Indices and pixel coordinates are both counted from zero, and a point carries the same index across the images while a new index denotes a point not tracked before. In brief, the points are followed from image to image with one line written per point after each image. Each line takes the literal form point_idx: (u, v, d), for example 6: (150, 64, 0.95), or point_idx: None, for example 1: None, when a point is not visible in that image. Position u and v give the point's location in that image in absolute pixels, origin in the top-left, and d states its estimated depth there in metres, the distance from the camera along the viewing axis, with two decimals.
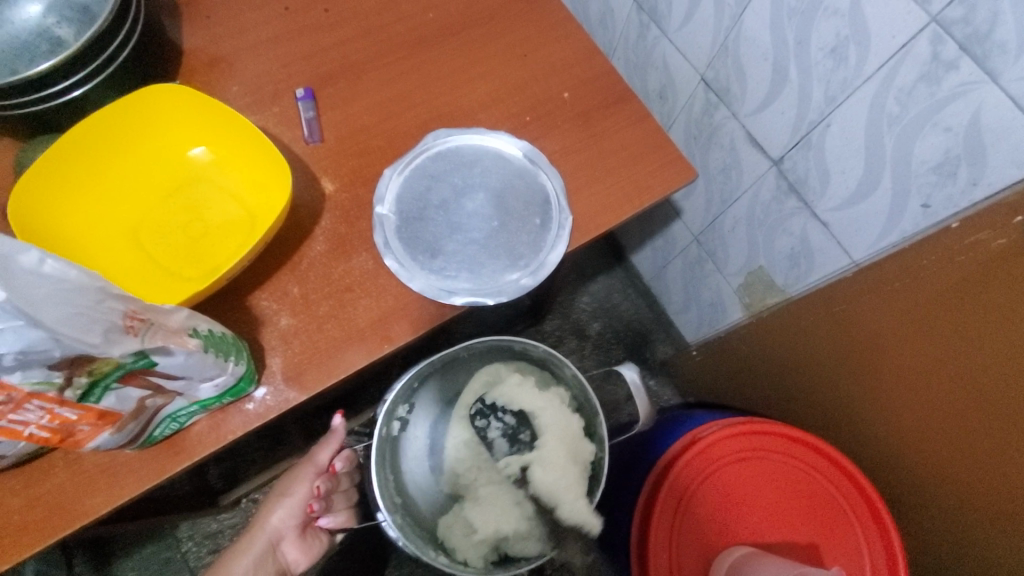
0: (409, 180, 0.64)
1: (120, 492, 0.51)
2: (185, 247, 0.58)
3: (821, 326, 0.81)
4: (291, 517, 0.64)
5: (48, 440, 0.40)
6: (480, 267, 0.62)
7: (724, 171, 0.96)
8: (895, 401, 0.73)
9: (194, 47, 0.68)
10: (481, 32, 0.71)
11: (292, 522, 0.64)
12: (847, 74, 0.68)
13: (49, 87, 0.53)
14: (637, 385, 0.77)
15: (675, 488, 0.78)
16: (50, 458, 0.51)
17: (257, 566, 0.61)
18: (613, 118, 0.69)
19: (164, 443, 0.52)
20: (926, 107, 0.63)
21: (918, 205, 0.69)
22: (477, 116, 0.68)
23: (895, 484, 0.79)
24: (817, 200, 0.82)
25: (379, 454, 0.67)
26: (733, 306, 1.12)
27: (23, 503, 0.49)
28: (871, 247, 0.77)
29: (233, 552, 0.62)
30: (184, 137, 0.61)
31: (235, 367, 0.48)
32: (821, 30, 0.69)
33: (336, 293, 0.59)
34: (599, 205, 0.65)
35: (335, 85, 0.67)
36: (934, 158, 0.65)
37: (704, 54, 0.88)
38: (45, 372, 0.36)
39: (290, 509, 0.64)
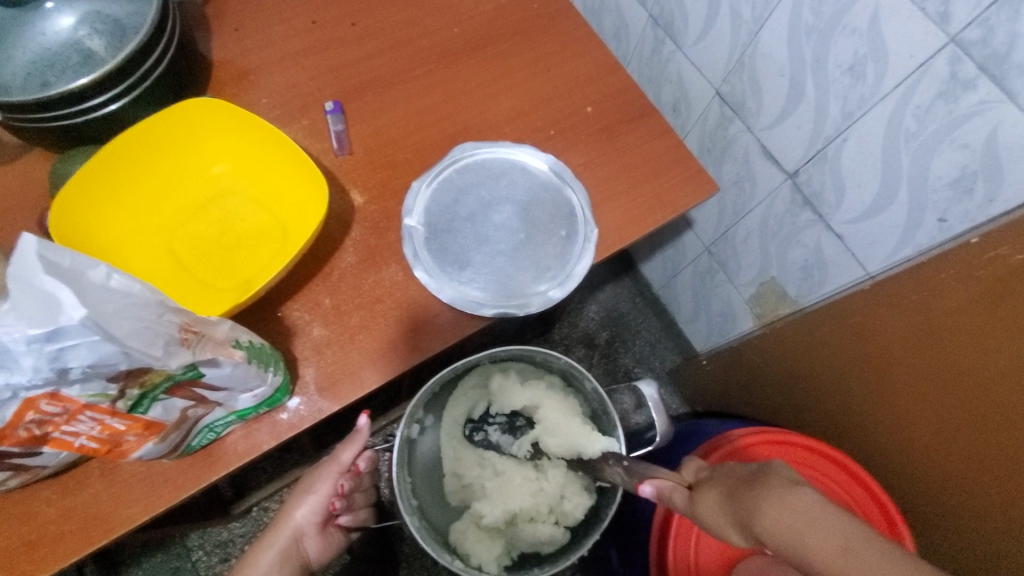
0: (437, 192, 0.65)
1: (156, 502, 0.51)
2: (218, 256, 0.59)
3: (838, 336, 0.81)
4: (315, 514, 0.61)
5: (97, 450, 0.41)
6: (508, 279, 0.62)
7: (737, 183, 0.98)
8: (911, 411, 0.74)
9: (223, 60, 0.69)
10: (505, 46, 0.73)
11: (315, 519, 0.61)
12: (864, 91, 0.70)
13: (86, 100, 0.53)
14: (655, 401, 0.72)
15: None
16: (86, 468, 0.51)
17: (280, 562, 0.59)
18: (636, 133, 0.70)
19: (199, 453, 0.53)
20: (944, 124, 0.64)
21: (934, 219, 0.70)
22: (503, 129, 0.69)
23: (911, 493, 0.80)
24: (832, 213, 0.83)
25: (399, 457, 0.64)
26: (744, 316, 1.13)
27: (59, 513, 0.50)
28: (886, 260, 0.79)
29: (253, 548, 0.59)
30: (217, 149, 0.62)
31: (273, 377, 0.49)
32: (839, 47, 0.70)
33: (367, 304, 0.60)
34: (624, 218, 0.66)
35: (363, 98, 0.68)
36: (951, 175, 0.66)
37: (719, 69, 0.89)
38: (102, 385, 0.36)
39: (313, 505, 0.61)
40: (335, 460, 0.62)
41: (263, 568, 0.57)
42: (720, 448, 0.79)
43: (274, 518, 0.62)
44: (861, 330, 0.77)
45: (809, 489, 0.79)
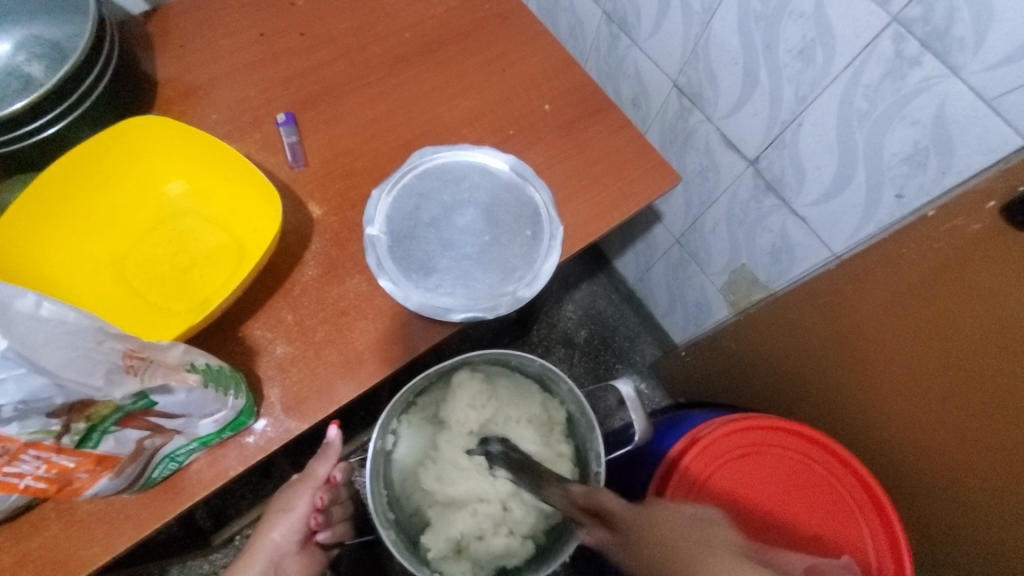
0: (398, 199, 0.64)
1: (118, 540, 0.48)
2: (172, 280, 0.57)
3: (808, 317, 0.82)
4: (293, 533, 0.61)
5: (45, 491, 0.39)
6: (475, 282, 0.62)
7: (701, 173, 0.98)
8: (884, 385, 0.75)
9: (168, 77, 0.67)
10: (458, 49, 0.72)
11: (295, 537, 0.61)
12: (816, 74, 0.71)
13: (22, 125, 0.51)
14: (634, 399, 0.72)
15: (680, 491, 0.78)
16: (41, 510, 0.48)
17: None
18: (596, 128, 0.70)
19: (163, 485, 0.51)
20: (893, 103, 0.65)
21: (892, 195, 0.72)
22: (461, 131, 0.68)
23: (890, 467, 0.81)
24: (794, 196, 0.84)
25: (374, 468, 0.62)
26: (718, 304, 1.14)
27: (14, 561, 0.47)
28: (849, 239, 0.80)
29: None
30: (166, 168, 0.60)
31: (235, 400, 0.47)
32: (788, 33, 0.71)
33: (332, 318, 0.58)
34: (589, 214, 0.66)
35: (316, 108, 0.67)
36: (904, 151, 0.67)
37: (675, 61, 0.90)
38: (43, 421, 0.34)
39: (291, 524, 0.61)
40: (309, 476, 0.62)
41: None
42: (700, 438, 0.80)
43: (248, 544, 0.60)
44: (831, 311, 0.78)
45: (792, 473, 0.79)
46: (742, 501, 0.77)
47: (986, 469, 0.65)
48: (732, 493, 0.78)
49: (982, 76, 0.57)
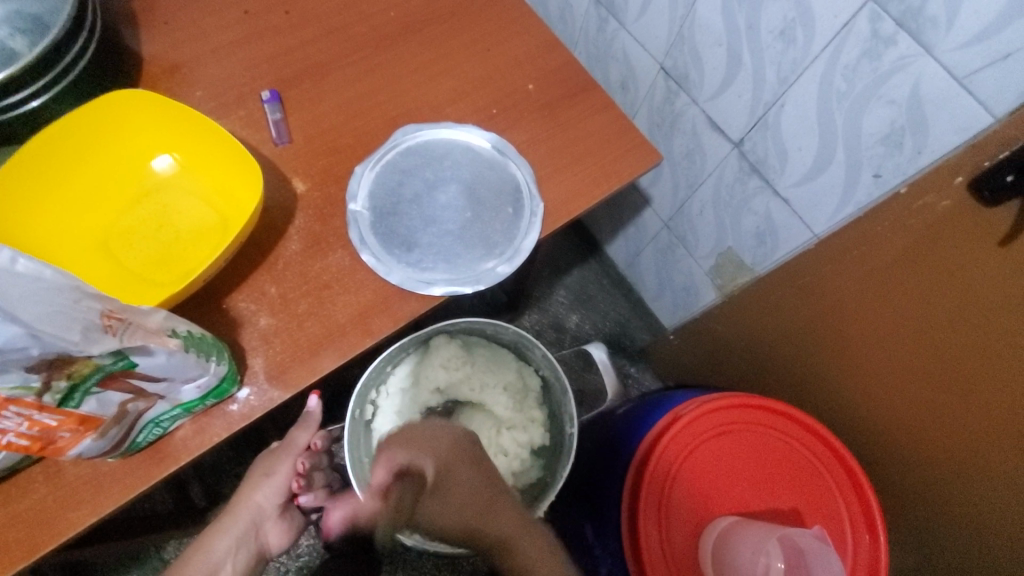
0: (381, 176, 0.65)
1: (104, 502, 0.50)
2: (157, 252, 0.58)
3: (788, 298, 0.84)
4: (275, 496, 0.64)
5: (28, 449, 0.40)
6: (455, 257, 0.63)
7: (688, 156, 0.99)
8: (860, 363, 0.76)
9: (153, 54, 0.68)
10: (443, 28, 0.73)
11: (277, 500, 0.64)
12: (796, 54, 0.72)
13: (5, 97, 0.52)
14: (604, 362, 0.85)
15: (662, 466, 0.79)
16: (28, 473, 0.50)
17: (238, 545, 0.61)
18: (578, 107, 0.70)
19: (148, 450, 0.52)
20: (871, 82, 0.66)
21: (870, 175, 0.72)
22: (445, 110, 0.69)
23: (866, 443, 0.83)
24: (777, 177, 0.85)
25: (354, 435, 0.64)
26: (706, 288, 1.15)
27: (2, 521, 0.48)
28: (830, 220, 0.81)
29: (207, 534, 0.60)
30: (151, 144, 0.61)
31: (217, 367, 0.48)
32: (769, 13, 0.72)
33: (314, 291, 0.59)
34: (569, 191, 0.66)
35: (301, 86, 0.68)
36: (881, 130, 0.68)
37: (661, 44, 0.91)
38: (21, 376, 0.36)
39: (273, 488, 0.64)
40: (291, 444, 0.66)
41: (221, 550, 0.59)
42: (682, 415, 0.81)
43: (230, 504, 0.63)
44: (810, 289, 0.79)
45: (771, 449, 0.80)
46: (721, 478, 0.79)
47: (958, 442, 0.67)
48: (711, 470, 0.79)
49: (955, 54, 0.57)
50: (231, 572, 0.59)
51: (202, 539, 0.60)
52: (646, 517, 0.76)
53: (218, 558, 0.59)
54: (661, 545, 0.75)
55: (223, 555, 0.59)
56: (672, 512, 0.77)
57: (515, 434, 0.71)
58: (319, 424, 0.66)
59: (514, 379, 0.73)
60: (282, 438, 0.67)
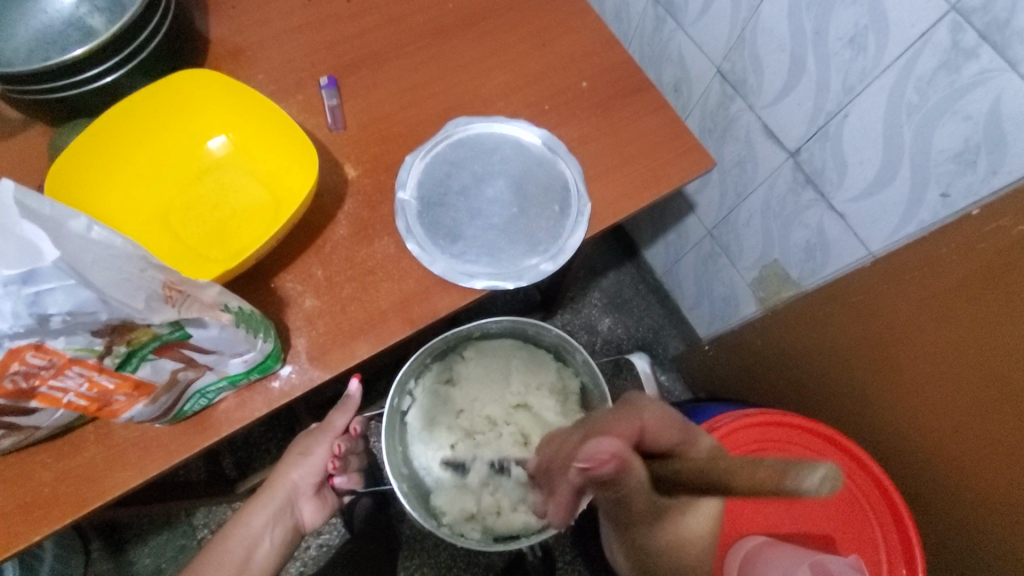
0: (430, 166, 0.65)
1: (151, 465, 0.52)
2: (212, 228, 0.60)
3: (837, 316, 0.81)
4: (311, 476, 0.66)
5: (86, 408, 0.42)
6: (499, 252, 0.62)
7: (739, 164, 0.96)
8: (911, 389, 0.73)
9: (220, 36, 0.69)
10: (501, 21, 0.72)
11: (312, 480, 0.66)
12: (865, 63, 0.69)
13: (83, 71, 0.54)
14: (647, 373, 0.74)
15: None
16: (81, 432, 0.52)
17: (275, 520, 0.63)
18: (631, 107, 0.69)
19: (193, 419, 0.54)
20: (946, 96, 0.63)
21: (937, 195, 0.69)
22: (497, 104, 0.69)
23: (913, 477, 0.79)
24: (834, 191, 0.82)
25: (389, 425, 0.66)
26: (747, 301, 1.12)
27: (53, 476, 0.51)
28: (888, 238, 0.77)
29: (244, 509, 0.62)
30: (212, 123, 0.63)
31: (263, 344, 0.50)
32: (840, 19, 0.69)
33: (359, 276, 0.60)
34: (618, 193, 0.65)
35: (358, 73, 0.69)
36: (953, 147, 0.65)
37: (720, 47, 0.88)
38: (87, 339, 0.36)
39: (310, 467, 0.66)
40: (330, 426, 0.67)
41: (258, 525, 0.61)
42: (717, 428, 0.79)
43: (267, 480, 0.65)
44: (862, 309, 0.76)
45: None
46: (756, 495, 0.78)
47: (1002, 481, 0.64)
48: (744, 488, 0.78)
49: None
50: (268, 547, 0.61)
51: (239, 514, 0.62)
52: None
53: (256, 532, 0.61)
54: None
55: (260, 529, 0.62)
56: None
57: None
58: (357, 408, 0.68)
59: (554, 383, 0.72)
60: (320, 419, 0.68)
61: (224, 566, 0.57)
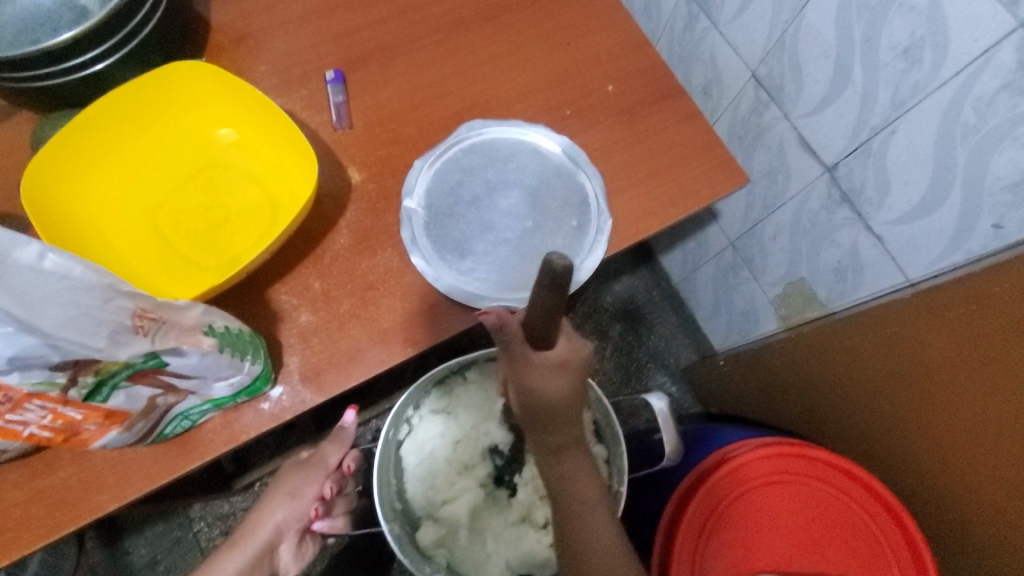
0: (440, 173, 0.60)
1: (129, 489, 0.48)
2: (204, 233, 0.56)
3: (870, 346, 0.76)
4: (296, 518, 0.63)
5: (52, 439, 0.38)
6: (511, 270, 0.58)
7: (769, 175, 0.91)
8: (945, 432, 0.68)
9: (222, 21, 0.65)
10: (523, 16, 0.67)
11: (297, 523, 0.63)
12: (919, 77, 0.63)
13: (71, 59, 0.50)
14: (665, 415, 0.69)
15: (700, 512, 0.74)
16: (56, 451, 0.48)
17: (251, 567, 0.59)
18: (660, 116, 0.64)
19: (175, 441, 0.50)
20: (1009, 119, 0.57)
21: (989, 225, 0.63)
22: (515, 106, 0.64)
23: (936, 520, 0.74)
24: (873, 212, 0.76)
25: (383, 457, 0.62)
26: (767, 317, 1.07)
27: (25, 497, 0.47)
28: (930, 266, 0.72)
29: (220, 552, 0.59)
30: (210, 118, 0.59)
31: (251, 367, 0.46)
32: (894, 28, 0.63)
33: (359, 291, 0.56)
34: (642, 210, 0.61)
35: (367, 68, 0.64)
36: (1012, 176, 0.59)
37: (757, 49, 0.82)
38: (46, 372, 0.33)
39: (296, 509, 0.63)
40: (321, 463, 0.65)
41: (232, 570, 0.57)
42: (731, 459, 0.76)
43: (249, 522, 0.62)
44: (898, 343, 0.71)
45: (823, 506, 0.74)
46: (768, 529, 0.73)
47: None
48: (757, 520, 0.74)
49: None
50: None
51: (212, 556, 0.58)
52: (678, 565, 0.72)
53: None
54: None
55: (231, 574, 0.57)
56: (707, 560, 0.72)
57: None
58: (349, 442, 0.67)
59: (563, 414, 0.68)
60: (310, 454, 0.66)
61: None
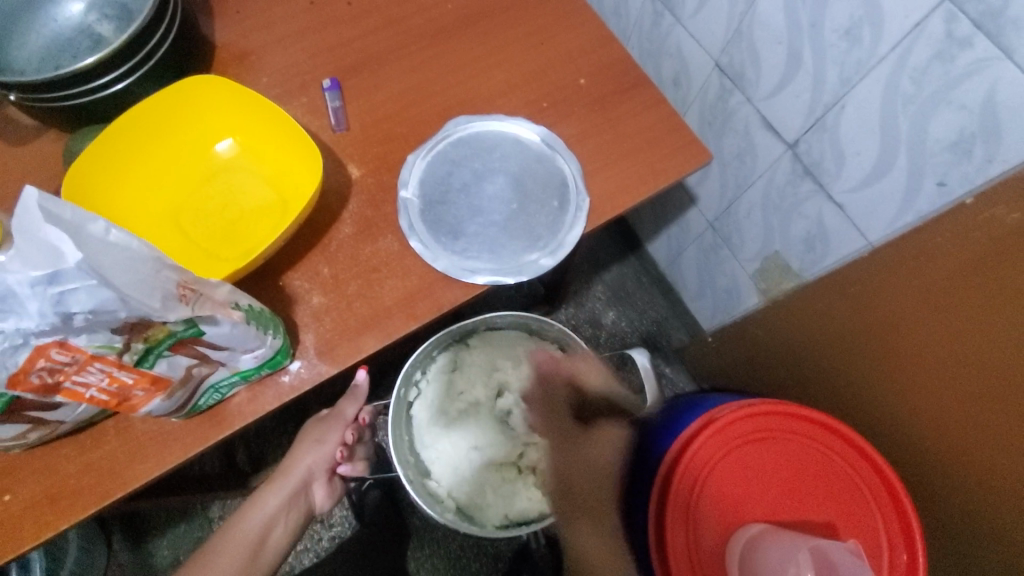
0: (432, 165, 0.67)
1: (168, 458, 0.54)
2: (221, 229, 0.62)
3: (838, 307, 0.82)
4: (324, 462, 0.71)
5: (108, 403, 0.44)
6: (501, 248, 0.64)
7: (738, 156, 0.97)
8: (911, 380, 0.73)
9: (225, 41, 0.71)
10: (499, 21, 0.74)
11: (325, 466, 0.71)
12: (861, 55, 0.69)
13: (95, 81, 0.56)
14: (647, 369, 0.78)
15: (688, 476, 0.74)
16: (102, 426, 0.54)
17: (289, 504, 0.68)
18: (629, 103, 0.70)
19: (207, 414, 0.56)
20: (942, 85, 0.63)
21: (933, 183, 0.69)
22: (497, 102, 0.70)
23: (912, 464, 0.79)
24: (832, 182, 0.82)
25: (395, 415, 0.69)
26: (749, 292, 1.13)
27: (77, 469, 0.53)
28: (886, 229, 0.78)
29: (262, 492, 0.67)
30: (221, 127, 0.65)
31: (273, 340, 0.51)
32: (835, 12, 0.70)
33: (363, 273, 0.62)
34: (616, 187, 0.67)
35: (360, 74, 0.70)
36: (949, 137, 0.65)
37: (718, 40, 0.89)
38: (107, 336, 0.39)
39: (322, 453, 0.71)
40: (340, 415, 0.71)
41: (274, 507, 0.66)
42: (717, 419, 0.76)
43: (283, 465, 0.69)
44: (863, 299, 0.77)
45: (806, 459, 0.75)
46: (754, 485, 0.74)
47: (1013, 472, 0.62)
48: (744, 476, 0.74)
49: None
50: (282, 527, 0.66)
51: (257, 496, 0.66)
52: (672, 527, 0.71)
53: (271, 514, 0.65)
54: (687, 545, 0.71)
55: (275, 509, 0.66)
56: (699, 518, 0.72)
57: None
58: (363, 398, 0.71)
59: None
60: (329, 407, 0.72)
61: (236, 546, 0.61)
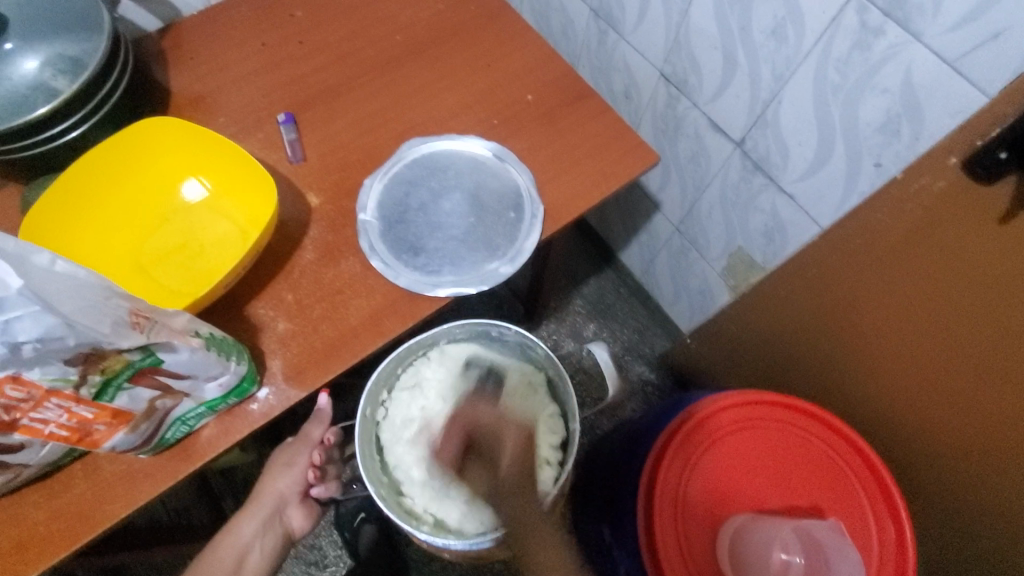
0: (389, 187, 0.69)
1: (138, 496, 0.53)
2: (182, 265, 0.63)
3: (797, 292, 0.83)
4: (296, 484, 0.72)
5: (69, 439, 0.44)
6: (461, 260, 0.66)
7: (693, 159, 1.00)
8: (877, 353, 0.74)
9: (181, 87, 0.73)
10: (446, 48, 0.77)
11: (297, 488, 0.73)
12: (789, 52, 0.73)
13: (49, 129, 0.58)
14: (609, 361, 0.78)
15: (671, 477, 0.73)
16: (69, 470, 0.54)
17: (265, 528, 0.70)
18: (576, 114, 0.73)
19: (176, 448, 0.56)
20: (863, 73, 0.67)
21: (871, 164, 0.73)
22: (448, 123, 0.73)
23: (887, 436, 0.80)
24: (781, 174, 0.85)
25: (362, 433, 0.69)
26: (721, 290, 1.15)
27: (44, 516, 0.52)
28: (836, 212, 0.81)
29: (235, 520, 0.69)
30: (177, 168, 0.66)
31: (237, 366, 0.52)
32: (760, 14, 0.74)
33: (328, 296, 0.63)
34: (571, 193, 0.69)
35: (314, 108, 0.73)
36: (878, 120, 0.69)
37: (659, 50, 0.93)
38: (62, 368, 0.39)
39: (293, 477, 0.72)
40: (307, 437, 0.73)
41: (248, 534, 0.68)
42: (695, 413, 0.76)
43: (255, 491, 0.72)
44: (819, 283, 0.78)
45: (784, 445, 0.75)
46: (735, 476, 0.74)
47: (999, 428, 0.62)
48: (725, 468, 0.74)
49: (944, 39, 0.58)
50: (258, 552, 0.68)
51: (230, 525, 0.69)
52: (663, 529, 0.70)
53: (246, 541, 0.68)
54: (680, 545, 0.70)
55: (250, 535, 0.68)
56: (687, 517, 0.72)
57: (543, 436, 0.72)
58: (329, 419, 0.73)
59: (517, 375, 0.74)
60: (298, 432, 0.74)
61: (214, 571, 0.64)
